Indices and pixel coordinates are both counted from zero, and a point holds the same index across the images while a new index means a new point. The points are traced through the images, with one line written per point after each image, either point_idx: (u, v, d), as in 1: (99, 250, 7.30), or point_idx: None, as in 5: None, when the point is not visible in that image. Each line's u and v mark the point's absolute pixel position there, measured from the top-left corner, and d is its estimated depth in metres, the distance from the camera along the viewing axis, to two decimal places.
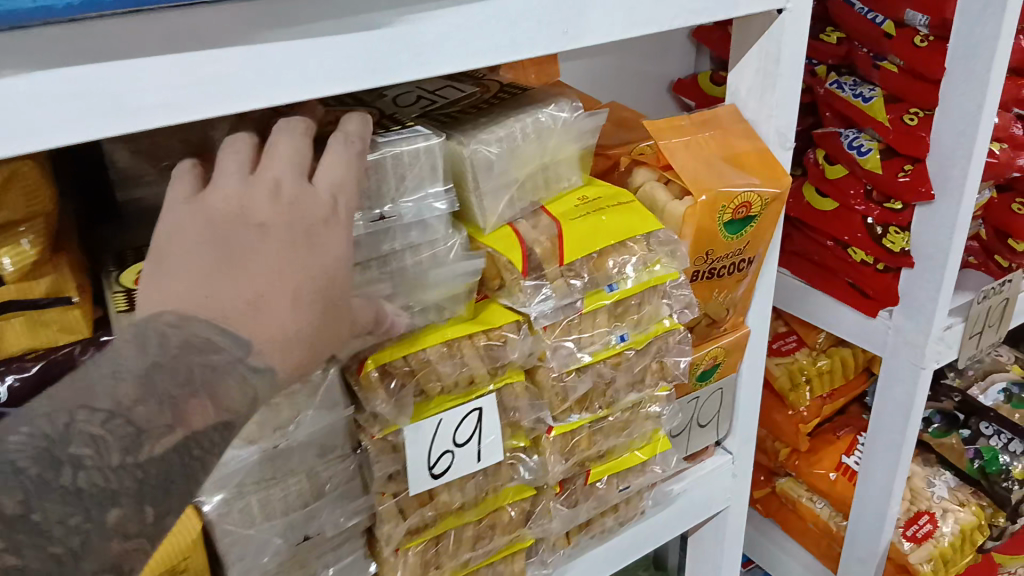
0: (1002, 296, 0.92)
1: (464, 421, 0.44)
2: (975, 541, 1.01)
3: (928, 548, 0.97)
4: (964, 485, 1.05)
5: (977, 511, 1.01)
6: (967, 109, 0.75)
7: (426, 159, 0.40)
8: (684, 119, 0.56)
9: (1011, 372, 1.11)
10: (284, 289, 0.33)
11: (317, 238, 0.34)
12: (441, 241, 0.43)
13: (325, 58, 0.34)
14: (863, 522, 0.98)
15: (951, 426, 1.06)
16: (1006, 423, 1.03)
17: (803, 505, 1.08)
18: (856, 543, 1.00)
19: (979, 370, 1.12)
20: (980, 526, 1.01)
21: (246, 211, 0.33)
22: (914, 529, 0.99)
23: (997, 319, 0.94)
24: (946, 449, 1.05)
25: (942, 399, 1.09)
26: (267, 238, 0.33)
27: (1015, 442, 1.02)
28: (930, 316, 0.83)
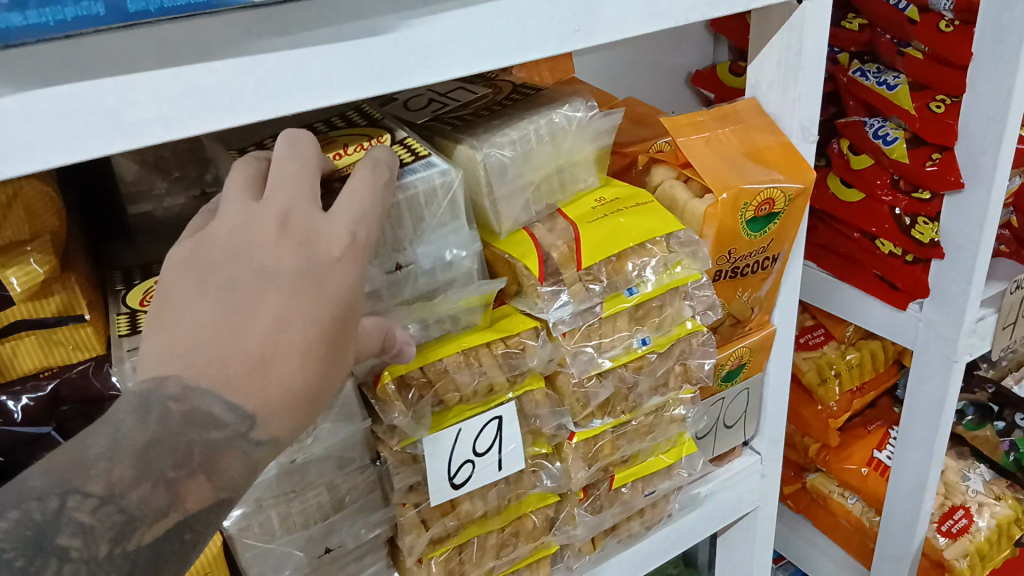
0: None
1: (483, 429, 0.44)
2: (1011, 534, 0.99)
3: (965, 543, 0.95)
4: (999, 478, 1.03)
5: (1014, 504, 1.00)
6: (997, 95, 0.73)
7: (443, 199, 0.40)
8: (703, 115, 0.55)
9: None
10: (292, 347, 0.31)
11: (329, 285, 0.32)
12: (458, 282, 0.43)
13: (328, 66, 0.34)
14: (896, 518, 0.96)
15: (985, 418, 1.04)
16: None
17: (834, 501, 1.06)
18: (889, 539, 0.98)
19: (1013, 361, 1.09)
20: (1016, 520, 1.00)
21: (255, 256, 0.31)
22: (949, 524, 0.97)
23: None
24: (980, 442, 1.04)
25: (974, 390, 1.06)
26: (276, 290, 0.31)
27: None
28: (961, 308, 0.81)
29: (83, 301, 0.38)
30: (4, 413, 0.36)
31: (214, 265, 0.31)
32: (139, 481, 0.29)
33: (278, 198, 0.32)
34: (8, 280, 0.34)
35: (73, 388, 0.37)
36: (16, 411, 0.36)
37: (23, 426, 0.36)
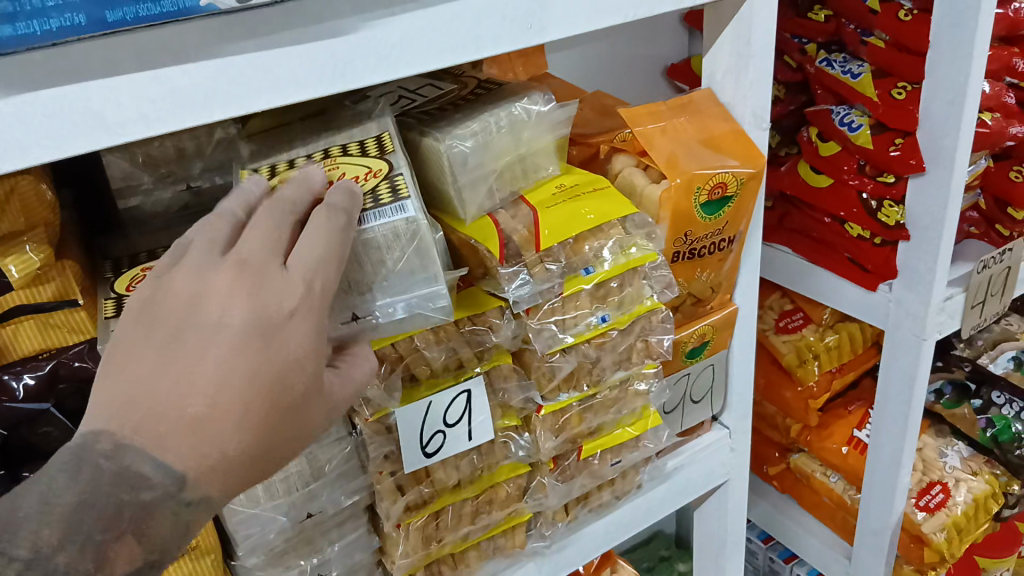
0: (1001, 264, 0.92)
1: (454, 405, 0.47)
2: (988, 508, 1.02)
3: (942, 517, 0.98)
4: (977, 454, 1.06)
5: (990, 479, 1.03)
6: (954, 78, 0.75)
7: (402, 251, 0.41)
8: (660, 105, 0.58)
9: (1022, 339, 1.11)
10: (227, 408, 0.33)
11: (275, 343, 0.34)
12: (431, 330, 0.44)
13: (294, 66, 0.37)
14: (875, 494, 0.99)
15: (962, 396, 1.06)
16: (1019, 392, 1.02)
17: (817, 480, 1.08)
18: (869, 514, 1.01)
19: (989, 339, 1.12)
20: (993, 495, 1.03)
21: (206, 311, 0.33)
22: (927, 499, 1.00)
23: (1001, 286, 0.95)
24: (958, 419, 1.05)
25: (953, 369, 1.08)
26: (217, 350, 0.33)
27: None
28: (928, 285, 0.84)
29: (78, 286, 0.41)
30: (8, 391, 0.40)
31: (167, 317, 0.34)
32: (70, 540, 0.29)
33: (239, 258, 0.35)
34: (7, 268, 0.37)
35: (71, 368, 0.41)
36: (18, 389, 0.40)
37: (25, 403, 0.40)
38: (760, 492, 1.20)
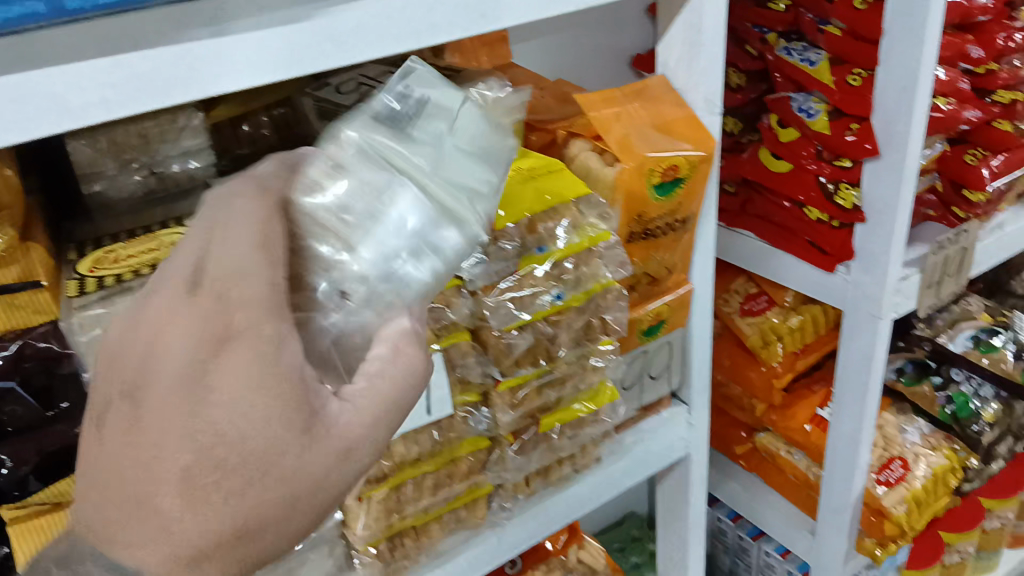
0: (959, 244, 0.94)
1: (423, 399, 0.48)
2: (948, 483, 1.04)
3: (902, 491, 1.01)
4: (938, 430, 1.07)
5: (949, 453, 1.05)
6: (907, 64, 0.78)
7: (360, 186, 0.37)
8: (615, 91, 0.60)
9: (981, 319, 1.13)
10: (172, 472, 0.32)
11: (209, 386, 0.32)
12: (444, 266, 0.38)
13: (251, 51, 0.38)
14: (835, 471, 1.02)
15: (923, 374, 1.10)
16: (977, 368, 1.08)
17: (782, 458, 1.11)
18: (830, 491, 1.04)
19: (949, 319, 1.13)
20: (953, 469, 1.05)
21: (139, 353, 0.33)
22: (887, 474, 1.03)
23: (957, 267, 0.95)
24: (919, 397, 1.08)
25: (914, 348, 1.13)
26: (155, 405, 0.32)
27: (983, 387, 1.07)
28: (883, 266, 0.87)
29: (42, 269, 0.43)
30: None
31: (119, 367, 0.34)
32: None
33: (165, 292, 0.34)
34: None
35: (36, 348, 0.43)
36: None
37: None
38: (729, 473, 1.23)
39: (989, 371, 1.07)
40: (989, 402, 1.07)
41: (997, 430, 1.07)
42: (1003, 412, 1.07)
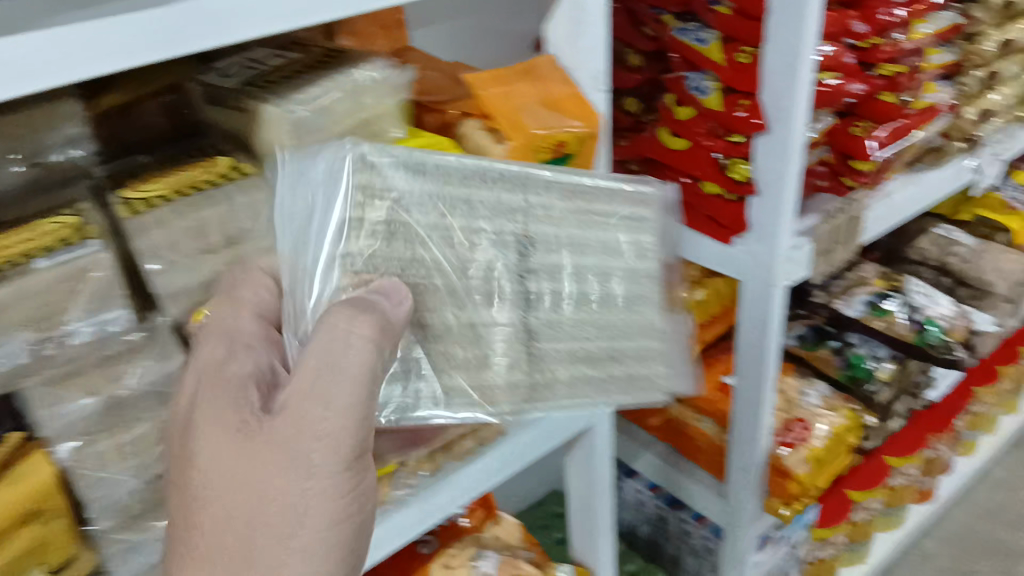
0: (847, 214, 0.98)
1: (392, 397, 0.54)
2: (847, 441, 1.09)
3: (802, 451, 1.06)
4: (838, 393, 1.12)
5: (850, 414, 1.09)
6: (790, 41, 0.80)
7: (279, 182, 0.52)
8: (505, 71, 0.62)
9: (874, 285, 1.20)
10: (205, 493, 0.48)
11: (227, 410, 0.49)
12: (375, 243, 0.52)
13: (121, 31, 0.38)
14: (741, 436, 1.06)
15: (822, 340, 1.17)
16: (873, 331, 1.14)
17: (692, 427, 1.16)
18: (737, 452, 1.08)
19: (843, 286, 1.21)
20: (853, 428, 1.09)
21: (176, 410, 0.51)
22: (790, 434, 1.07)
23: (845, 236, 0.99)
24: (819, 361, 1.15)
25: (813, 315, 1.20)
26: (207, 434, 0.48)
27: (880, 351, 1.13)
28: (771, 234, 0.91)
29: None
30: None
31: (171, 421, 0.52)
32: None
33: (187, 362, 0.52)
34: None
35: None
36: None
37: None
38: (647, 443, 1.26)
39: (883, 334, 1.13)
40: (885, 363, 1.12)
41: (894, 390, 1.11)
42: (898, 372, 1.12)
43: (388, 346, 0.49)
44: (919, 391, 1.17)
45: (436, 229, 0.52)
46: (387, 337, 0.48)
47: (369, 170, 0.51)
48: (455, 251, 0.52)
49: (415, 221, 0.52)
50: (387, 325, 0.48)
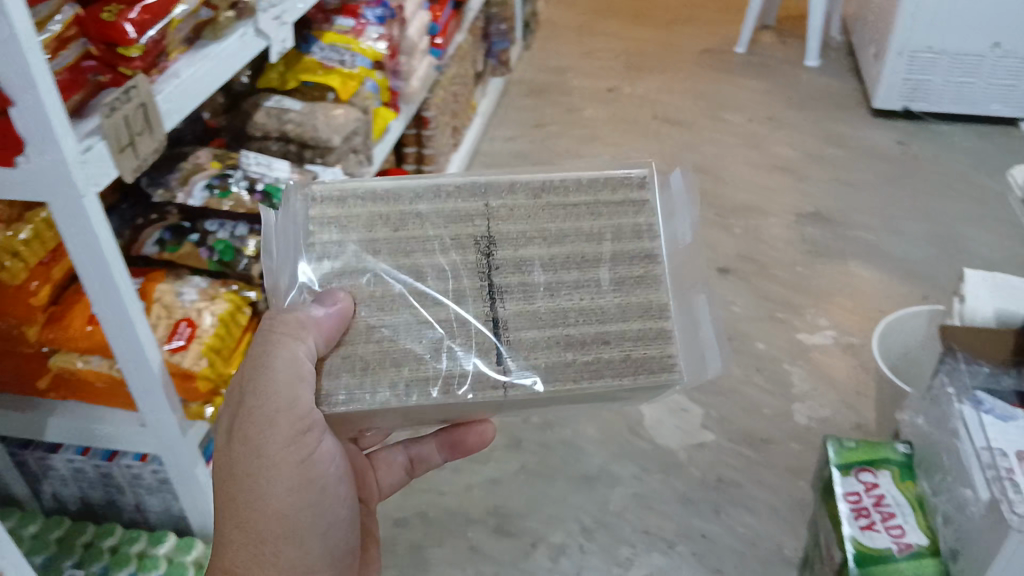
0: (136, 100, 0.82)
1: (421, 381, 0.68)
2: (237, 322, 0.99)
3: (197, 347, 0.93)
4: (215, 281, 1.00)
5: (229, 296, 0.99)
6: None
7: (339, 258, 0.71)
8: None
9: (211, 169, 1.07)
10: (260, 507, 0.71)
11: (223, 436, 0.73)
12: (446, 264, 0.71)
13: None
14: (121, 353, 0.88)
15: (180, 237, 1.00)
16: (225, 215, 1.02)
17: (83, 370, 0.94)
18: (131, 377, 0.90)
19: (182, 175, 1.05)
20: (237, 310, 0.99)
21: (231, 458, 0.71)
22: (176, 340, 0.92)
23: (144, 124, 0.83)
24: (184, 259, 0.99)
25: (166, 216, 1.01)
26: (238, 456, 0.71)
27: (238, 227, 1.02)
28: (54, 141, 0.72)
29: None
30: None
31: (228, 469, 0.72)
32: None
33: (229, 426, 0.72)
34: None
35: None
36: None
37: None
38: (146, 438, 0.97)
39: (240, 212, 1.03)
40: (247, 240, 1.01)
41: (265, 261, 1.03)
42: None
43: (313, 335, 0.66)
44: (348, 165, 1.38)
45: (596, 240, 0.73)
46: (302, 329, 0.66)
47: (392, 206, 0.72)
48: (573, 258, 0.72)
49: (517, 250, 0.72)
50: (308, 321, 0.66)
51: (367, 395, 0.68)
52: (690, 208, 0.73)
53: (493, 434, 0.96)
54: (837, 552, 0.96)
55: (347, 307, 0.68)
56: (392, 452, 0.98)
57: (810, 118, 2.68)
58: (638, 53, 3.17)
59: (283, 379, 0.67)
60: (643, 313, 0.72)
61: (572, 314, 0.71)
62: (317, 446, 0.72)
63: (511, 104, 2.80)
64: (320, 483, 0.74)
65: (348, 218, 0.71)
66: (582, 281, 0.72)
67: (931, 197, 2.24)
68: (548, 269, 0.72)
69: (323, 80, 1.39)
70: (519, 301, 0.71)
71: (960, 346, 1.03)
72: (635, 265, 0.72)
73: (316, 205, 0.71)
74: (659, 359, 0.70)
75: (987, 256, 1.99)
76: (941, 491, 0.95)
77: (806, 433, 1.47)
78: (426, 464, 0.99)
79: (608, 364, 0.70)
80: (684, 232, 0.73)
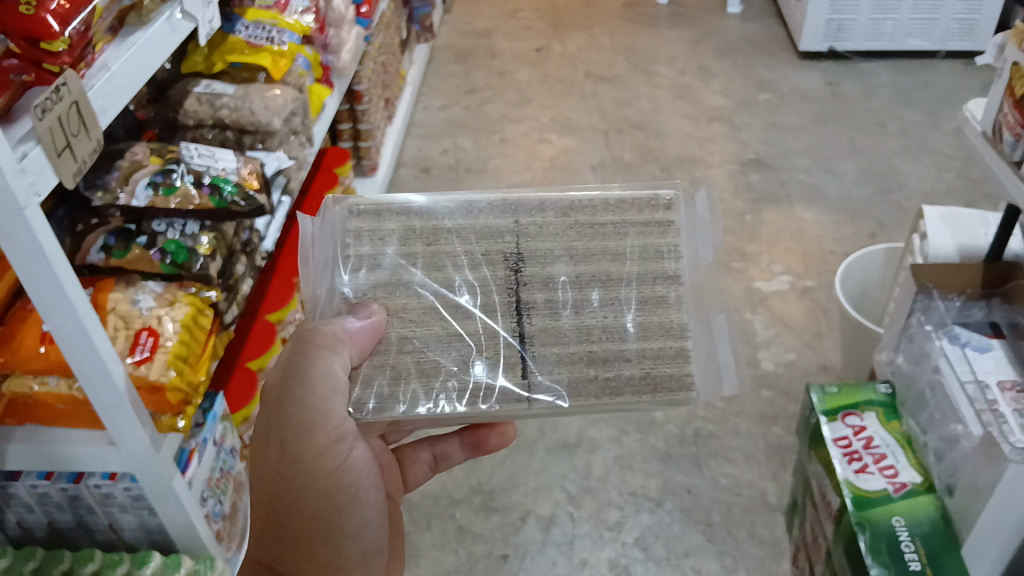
0: (68, 98, 0.74)
1: (453, 391, 0.71)
2: (200, 326, 0.93)
3: (162, 357, 0.87)
4: (170, 284, 0.93)
5: (189, 299, 0.92)
6: None
7: (375, 270, 0.75)
8: None
9: (151, 165, 0.98)
10: (291, 505, 0.75)
11: (257, 439, 0.77)
12: (471, 278, 0.75)
13: None
14: (82, 370, 0.81)
15: (127, 240, 0.93)
16: (173, 213, 0.95)
17: (42, 393, 0.87)
18: (95, 395, 0.83)
19: (121, 175, 0.95)
20: (200, 312, 0.93)
21: (265, 457, 0.76)
22: (140, 351, 0.86)
23: (78, 122, 0.76)
24: (137, 264, 0.92)
25: (109, 220, 0.94)
26: (271, 456, 0.75)
27: (188, 225, 0.96)
28: None
29: None
30: None
31: (262, 466, 0.76)
32: None
33: (265, 428, 0.76)
34: None
35: None
36: None
37: None
38: (117, 456, 0.91)
39: (188, 209, 0.95)
40: (199, 237, 0.96)
41: (221, 259, 0.98)
42: (217, 240, 0.98)
43: (348, 350, 0.70)
44: (289, 148, 1.31)
45: (619, 257, 0.76)
46: (337, 342, 0.70)
47: (425, 221, 0.77)
48: (597, 269, 0.75)
49: (545, 267, 0.75)
50: (343, 335, 0.70)
51: (398, 405, 0.70)
52: (713, 228, 0.77)
53: (514, 435, 0.98)
54: (833, 498, 0.97)
55: (381, 321, 0.72)
56: (417, 449, 1.00)
57: (740, 65, 2.69)
58: (562, 11, 3.12)
59: (315, 391, 0.71)
60: (664, 333, 0.73)
61: (597, 331, 0.73)
62: (350, 455, 0.75)
63: (440, 71, 2.73)
64: (350, 491, 0.77)
65: (386, 234, 0.77)
66: (607, 300, 0.74)
67: (865, 135, 2.28)
68: (574, 287, 0.75)
69: (252, 61, 1.30)
70: (545, 317, 0.74)
71: (934, 285, 1.03)
72: (657, 285, 0.75)
73: (357, 219, 0.77)
74: (677, 378, 0.71)
75: (926, 188, 2.05)
76: (930, 429, 0.97)
77: (776, 379, 1.49)
78: (448, 462, 1.01)
79: (628, 381, 0.71)
80: (706, 252, 0.76)
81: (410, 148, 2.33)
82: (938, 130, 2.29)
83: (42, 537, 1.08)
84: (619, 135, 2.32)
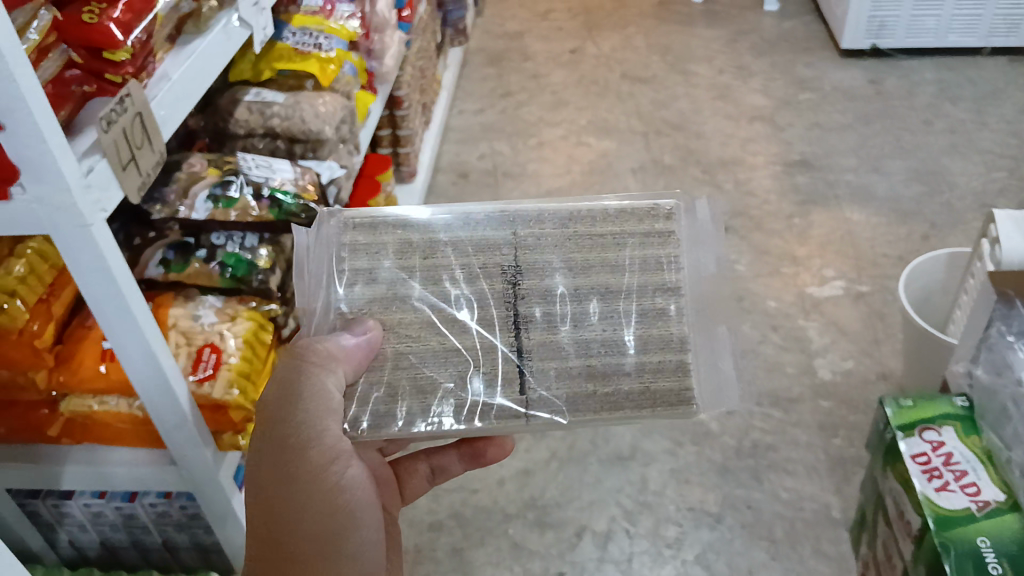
0: (132, 110, 0.72)
1: (449, 409, 0.69)
2: (262, 341, 0.91)
3: (226, 375, 0.86)
4: (229, 298, 0.91)
5: (250, 314, 0.90)
6: None
7: (368, 284, 0.73)
8: None
9: (210, 177, 0.97)
10: (287, 530, 0.70)
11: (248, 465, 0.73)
12: (463, 292, 0.73)
13: None
14: (147, 388, 0.80)
15: (187, 254, 0.90)
16: (231, 225, 0.93)
17: (100, 411, 0.87)
18: (156, 413, 0.82)
19: (179, 188, 0.95)
20: (261, 327, 0.91)
21: (257, 482, 0.71)
22: (203, 369, 0.85)
23: (142, 135, 0.74)
24: (196, 279, 0.89)
25: (165, 233, 0.92)
26: (264, 479, 0.70)
27: (246, 238, 0.93)
28: (55, 165, 0.64)
29: None
30: None
31: (254, 491, 0.72)
32: None
33: (255, 452, 0.72)
34: None
35: None
36: None
37: None
38: (179, 475, 0.89)
39: (248, 221, 0.94)
40: (259, 250, 0.93)
41: (281, 272, 0.94)
42: (277, 252, 0.94)
43: (342, 366, 0.68)
44: (338, 157, 1.29)
45: (617, 268, 0.73)
46: (330, 359, 0.67)
47: (422, 234, 0.75)
48: (599, 282, 0.73)
49: (543, 280, 0.73)
50: (338, 351, 0.68)
51: (396, 421, 0.69)
52: (715, 239, 0.74)
53: (512, 446, 0.95)
54: (913, 518, 0.93)
55: (377, 336, 0.70)
56: (415, 461, 0.97)
57: (779, 64, 2.65)
58: (595, 12, 3.08)
59: (309, 408, 0.68)
60: (665, 345, 0.71)
61: (597, 346, 0.71)
62: (345, 475, 0.71)
63: (475, 74, 2.70)
64: (349, 514, 0.72)
65: (380, 248, 0.74)
66: (607, 313, 0.72)
67: (912, 134, 2.22)
68: (573, 300, 0.73)
69: (300, 67, 1.28)
70: (542, 331, 0.72)
71: (1016, 293, 0.98)
72: (657, 297, 0.72)
73: (349, 233, 0.75)
74: (677, 392, 0.69)
75: (976, 188, 1.99)
76: (1015, 445, 0.93)
77: (834, 389, 1.45)
78: (446, 473, 0.98)
79: (626, 396, 0.70)
80: (707, 262, 0.74)
81: (446, 152, 2.31)
82: (986, 128, 2.23)
83: (96, 555, 1.07)
84: (659, 137, 2.29)
